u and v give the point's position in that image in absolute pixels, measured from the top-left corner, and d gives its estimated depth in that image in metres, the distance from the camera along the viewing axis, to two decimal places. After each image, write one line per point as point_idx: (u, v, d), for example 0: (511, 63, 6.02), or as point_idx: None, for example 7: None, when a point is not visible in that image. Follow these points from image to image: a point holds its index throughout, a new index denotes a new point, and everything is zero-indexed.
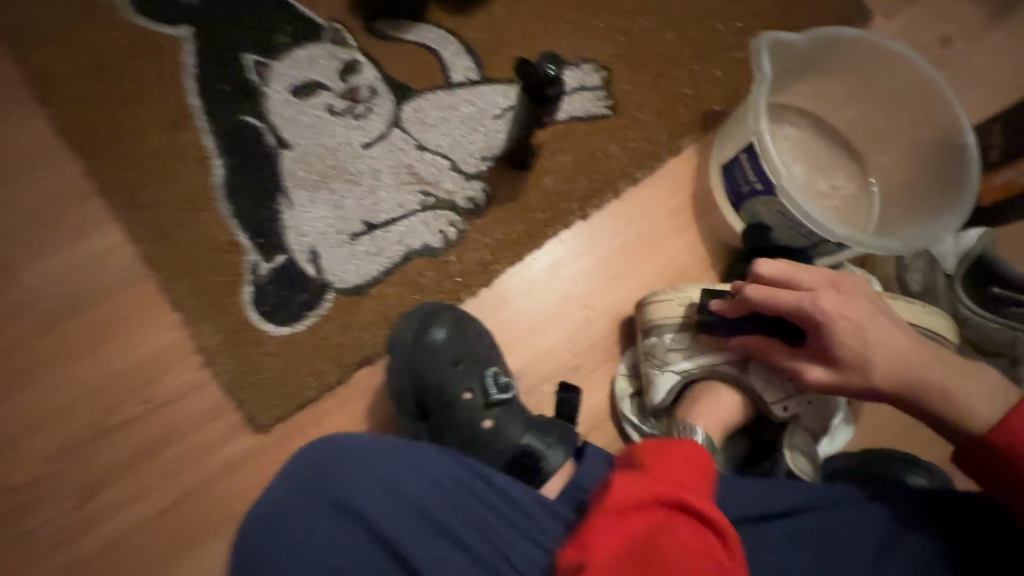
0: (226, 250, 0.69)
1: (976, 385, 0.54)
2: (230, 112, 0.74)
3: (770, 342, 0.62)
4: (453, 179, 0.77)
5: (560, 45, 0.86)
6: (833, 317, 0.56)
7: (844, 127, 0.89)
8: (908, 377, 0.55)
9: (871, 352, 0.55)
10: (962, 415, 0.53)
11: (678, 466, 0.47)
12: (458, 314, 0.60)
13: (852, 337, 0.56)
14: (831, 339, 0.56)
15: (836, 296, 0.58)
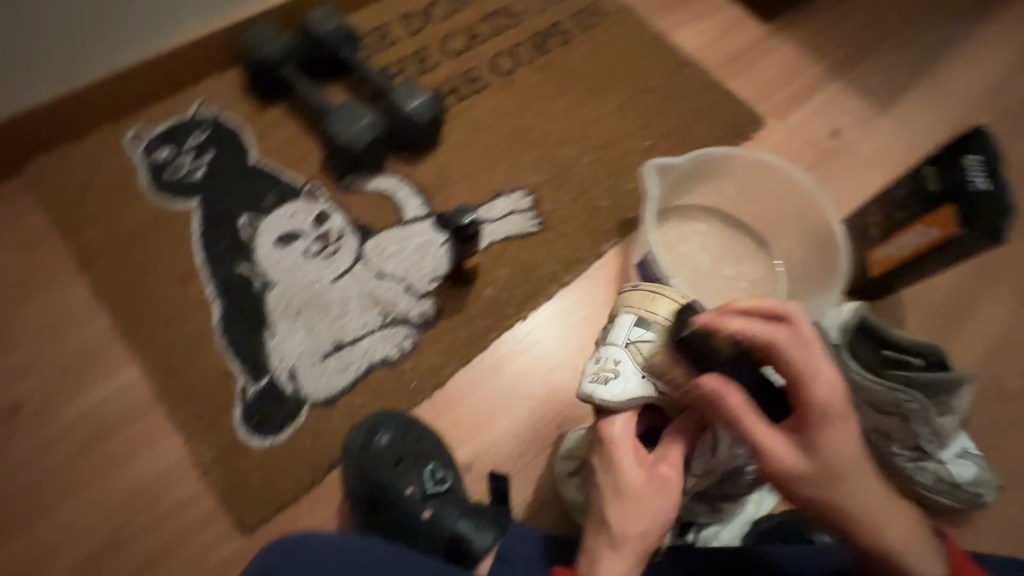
0: (221, 377, 0.85)
1: (919, 529, 0.55)
2: (226, 263, 0.92)
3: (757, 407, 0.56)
4: (407, 298, 0.92)
5: (495, 177, 1.04)
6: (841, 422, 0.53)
7: (746, 219, 1.04)
8: (875, 505, 0.54)
9: (852, 469, 0.53)
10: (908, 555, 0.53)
11: None
12: (399, 421, 0.72)
13: (849, 451, 0.53)
14: (830, 437, 0.53)
15: (850, 400, 0.55)
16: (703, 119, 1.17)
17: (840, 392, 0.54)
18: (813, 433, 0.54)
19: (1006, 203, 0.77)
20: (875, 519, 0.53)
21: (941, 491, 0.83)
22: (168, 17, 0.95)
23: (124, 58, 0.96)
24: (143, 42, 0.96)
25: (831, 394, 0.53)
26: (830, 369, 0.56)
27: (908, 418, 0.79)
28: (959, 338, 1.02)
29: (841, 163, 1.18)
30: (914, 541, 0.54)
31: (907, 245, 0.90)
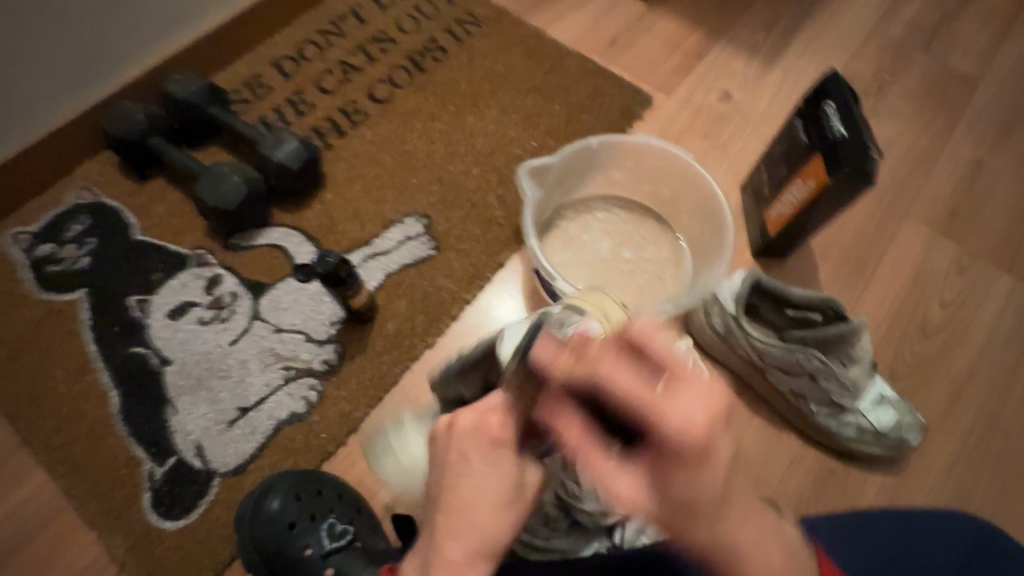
0: (127, 465, 0.83)
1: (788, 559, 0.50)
2: (122, 347, 0.91)
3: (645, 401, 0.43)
4: (309, 348, 0.91)
5: (384, 209, 1.03)
6: (702, 464, 0.43)
7: (642, 201, 1.03)
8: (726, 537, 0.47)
9: (713, 492, 0.44)
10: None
11: None
12: (291, 484, 0.72)
13: (708, 489, 0.44)
14: (681, 477, 0.43)
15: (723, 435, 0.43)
16: (588, 108, 1.16)
17: (702, 427, 0.42)
18: (663, 470, 0.44)
19: (866, 147, 0.75)
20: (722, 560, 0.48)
21: (867, 441, 0.81)
22: (64, 83, 0.96)
23: (34, 129, 0.97)
24: (48, 110, 0.97)
25: (689, 433, 0.42)
26: (695, 397, 0.42)
27: (816, 376, 0.78)
28: (874, 279, 1.01)
29: (735, 124, 1.16)
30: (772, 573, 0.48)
31: (791, 200, 0.88)
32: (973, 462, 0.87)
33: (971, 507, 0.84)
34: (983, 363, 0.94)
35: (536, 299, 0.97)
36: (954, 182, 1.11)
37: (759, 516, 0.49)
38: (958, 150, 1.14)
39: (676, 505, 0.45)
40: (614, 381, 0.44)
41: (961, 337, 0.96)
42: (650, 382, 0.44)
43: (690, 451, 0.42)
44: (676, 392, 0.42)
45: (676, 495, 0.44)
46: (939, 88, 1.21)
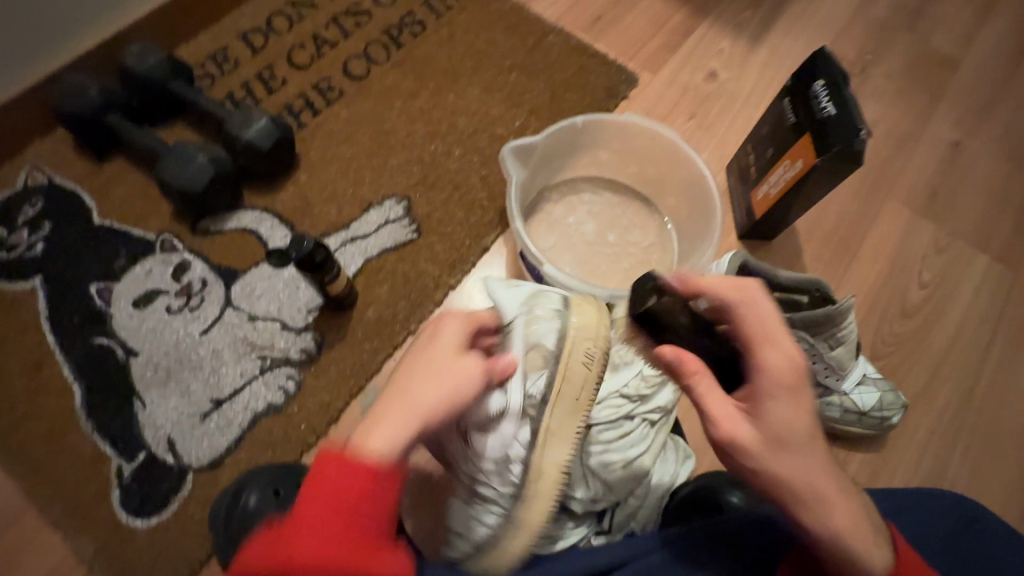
0: (93, 463, 0.79)
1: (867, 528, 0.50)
2: (83, 338, 0.86)
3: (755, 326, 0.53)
4: (285, 336, 0.87)
5: (363, 190, 0.99)
6: (790, 392, 0.51)
7: (628, 182, 1.01)
8: (822, 488, 0.49)
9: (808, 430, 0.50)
10: (854, 549, 0.49)
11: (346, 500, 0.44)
12: (268, 479, 0.69)
13: (801, 421, 0.50)
14: (785, 404, 0.50)
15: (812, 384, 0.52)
16: (573, 87, 1.12)
17: (802, 367, 0.52)
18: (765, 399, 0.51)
19: (856, 127, 0.74)
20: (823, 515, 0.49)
21: (851, 421, 0.82)
22: (8, 58, 0.89)
23: None
24: None
25: (781, 368, 0.51)
26: (796, 346, 0.53)
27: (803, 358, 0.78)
28: (857, 262, 1.01)
29: (721, 104, 1.15)
30: (864, 540, 0.49)
31: (779, 180, 0.88)
32: (951, 440, 0.89)
33: (949, 483, 0.86)
34: (961, 342, 0.96)
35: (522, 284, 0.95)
36: (934, 164, 1.12)
37: (845, 488, 0.51)
38: (937, 131, 1.15)
39: (786, 435, 0.50)
40: (744, 315, 0.54)
41: (940, 318, 0.97)
42: (760, 322, 0.54)
43: (787, 384, 0.51)
44: (781, 334, 0.53)
45: (781, 434, 0.50)
46: (920, 69, 1.22)
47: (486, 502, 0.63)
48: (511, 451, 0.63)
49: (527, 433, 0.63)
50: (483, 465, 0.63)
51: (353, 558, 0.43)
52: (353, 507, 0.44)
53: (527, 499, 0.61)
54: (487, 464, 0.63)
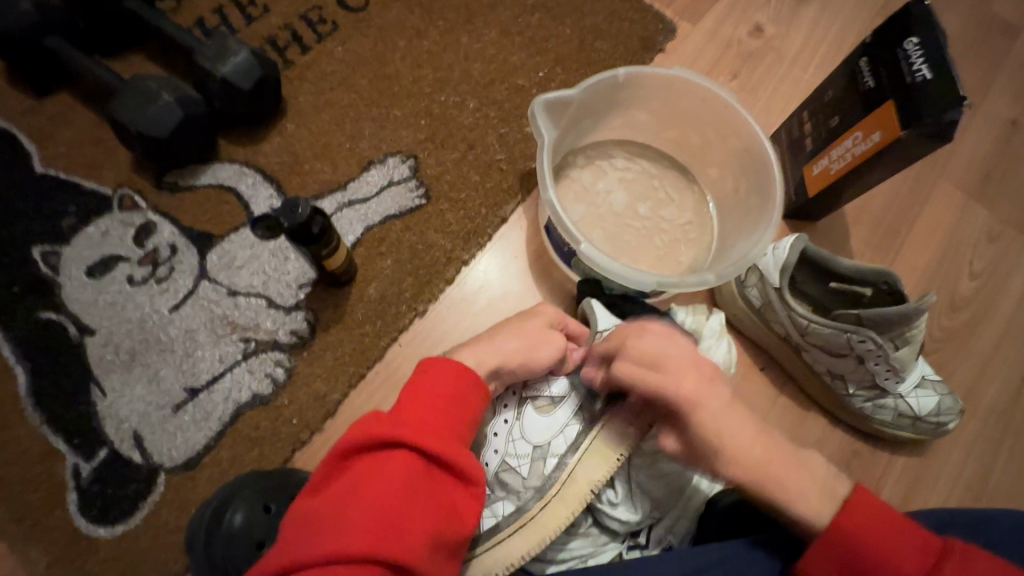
0: (43, 460, 0.67)
1: (823, 492, 0.49)
2: (26, 312, 0.72)
3: (633, 370, 0.54)
4: (272, 316, 0.75)
5: (362, 146, 0.85)
6: (691, 404, 0.51)
7: (666, 149, 0.89)
8: (753, 473, 0.49)
9: (716, 442, 0.50)
10: (801, 518, 0.48)
11: (424, 411, 0.50)
12: (260, 489, 0.60)
13: (708, 425, 0.50)
14: (688, 421, 0.51)
15: (708, 387, 0.52)
16: (604, 34, 0.97)
17: (688, 385, 0.52)
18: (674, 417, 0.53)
19: (958, 92, 0.62)
20: (778, 508, 0.49)
21: (902, 425, 0.75)
22: None
23: None
24: None
25: (673, 390, 0.52)
26: (681, 368, 0.53)
27: (863, 358, 0.70)
28: (905, 249, 0.93)
29: (768, 62, 1.01)
30: (811, 505, 0.48)
31: (845, 154, 0.77)
32: (995, 444, 0.83)
33: (993, 489, 0.81)
34: (1011, 338, 0.89)
35: (544, 261, 0.83)
36: (990, 143, 1.02)
37: (803, 467, 0.50)
38: (994, 106, 1.05)
39: (705, 454, 0.51)
40: (622, 365, 0.56)
41: (990, 313, 0.90)
42: (635, 363, 0.55)
43: (687, 399, 0.51)
44: (657, 360, 0.54)
45: (701, 449, 0.51)
46: (980, 36, 1.10)
47: (508, 490, 0.61)
48: (553, 442, 0.63)
49: (574, 431, 0.63)
50: (521, 447, 0.63)
51: (453, 440, 0.50)
52: (452, 400, 0.52)
53: (548, 499, 0.58)
54: (526, 447, 0.63)
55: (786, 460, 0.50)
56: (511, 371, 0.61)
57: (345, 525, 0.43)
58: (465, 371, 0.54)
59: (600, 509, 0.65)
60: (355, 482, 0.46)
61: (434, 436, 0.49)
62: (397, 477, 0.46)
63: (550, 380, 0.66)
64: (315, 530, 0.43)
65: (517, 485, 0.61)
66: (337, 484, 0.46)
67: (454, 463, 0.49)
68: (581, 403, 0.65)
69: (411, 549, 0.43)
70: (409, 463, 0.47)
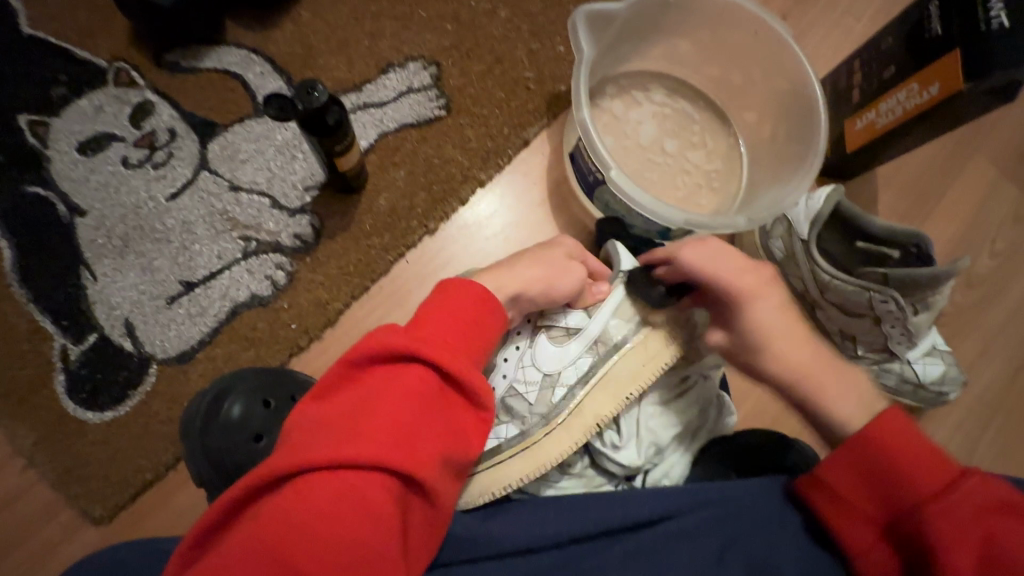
0: (30, 340, 0.64)
1: (867, 399, 0.50)
2: (11, 184, 0.67)
3: (693, 264, 0.55)
4: (276, 216, 0.71)
5: (381, 45, 0.78)
6: (749, 295, 0.54)
7: (704, 86, 0.83)
8: (805, 367, 0.52)
9: (767, 334, 0.53)
10: (835, 413, 0.50)
11: (444, 328, 0.48)
12: (258, 385, 0.59)
13: (764, 320, 0.53)
14: (744, 308, 0.54)
15: (766, 287, 0.55)
16: None
17: (750, 282, 0.54)
18: (725, 306, 0.55)
19: None
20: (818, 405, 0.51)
21: (904, 391, 0.75)
22: None
23: None
24: None
25: (735, 283, 0.54)
26: (747, 268, 0.55)
27: (881, 320, 0.68)
28: (932, 220, 0.90)
29: (823, 4, 0.93)
30: (849, 402, 0.50)
31: (894, 108, 0.73)
32: (988, 418, 0.84)
33: (978, 461, 0.82)
34: None
35: (564, 191, 0.79)
36: None
37: (849, 374, 0.52)
38: None
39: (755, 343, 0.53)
40: (685, 257, 0.56)
41: (1008, 294, 0.88)
42: (702, 262, 0.55)
43: (744, 288, 0.54)
44: (716, 258, 0.55)
45: (756, 338, 0.53)
46: None
47: (513, 415, 0.62)
48: (563, 373, 0.63)
49: (586, 364, 0.63)
50: (530, 374, 0.63)
51: (468, 363, 0.48)
52: (470, 322, 0.50)
53: (554, 426, 0.60)
54: (536, 374, 0.63)
55: (830, 366, 0.52)
56: (526, 293, 0.58)
57: (351, 434, 0.41)
58: (486, 296, 0.52)
59: (599, 453, 0.66)
60: (366, 394, 0.44)
61: (449, 356, 0.47)
62: (406, 395, 0.44)
63: (566, 311, 0.65)
64: (322, 435, 0.41)
65: (522, 411, 0.62)
66: (346, 392, 0.45)
67: (466, 386, 0.47)
68: (597, 337, 0.63)
69: (419, 466, 0.43)
70: (420, 380, 0.45)
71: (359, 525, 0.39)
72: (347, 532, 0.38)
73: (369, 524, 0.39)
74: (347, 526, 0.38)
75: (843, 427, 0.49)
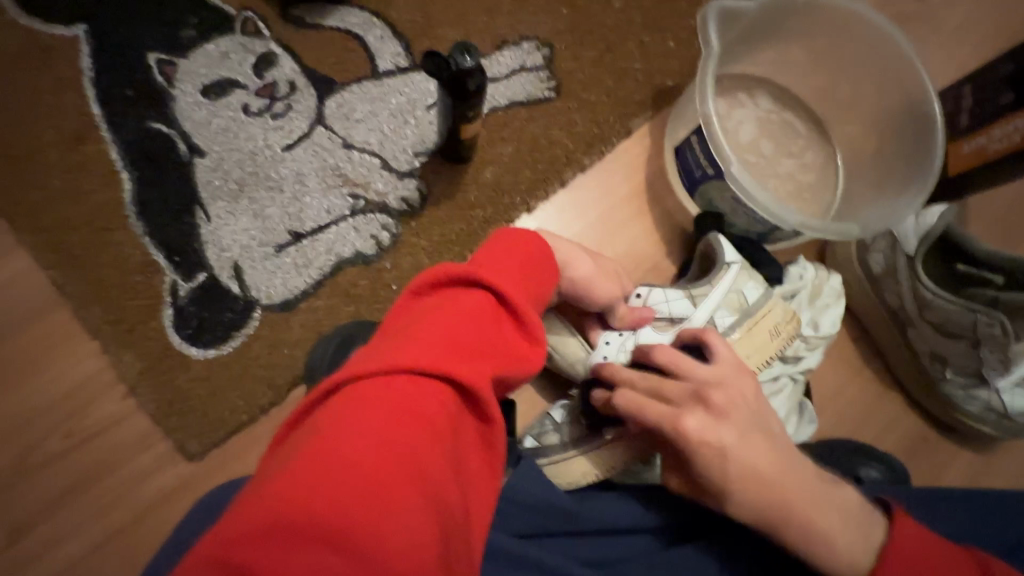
0: (143, 271, 0.66)
1: (870, 534, 0.46)
2: (136, 119, 0.69)
3: (639, 397, 0.51)
4: (385, 177, 0.72)
5: (497, 22, 0.78)
6: (693, 442, 0.48)
7: (811, 96, 0.83)
8: (778, 518, 0.46)
9: (732, 480, 0.47)
10: (838, 561, 0.46)
11: (497, 257, 0.47)
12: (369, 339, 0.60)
13: (735, 469, 0.47)
14: (703, 464, 0.48)
15: (722, 419, 0.49)
16: None
17: (712, 431, 0.48)
18: (678, 455, 0.50)
19: None
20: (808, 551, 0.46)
21: (985, 420, 0.73)
22: None
23: None
24: None
25: (703, 431, 0.48)
26: (703, 408, 0.49)
27: (979, 343, 0.67)
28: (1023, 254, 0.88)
29: None
30: (848, 541, 0.46)
31: (1010, 134, 0.70)
32: None
33: None
34: None
35: (661, 184, 0.79)
36: None
37: (840, 507, 0.47)
38: None
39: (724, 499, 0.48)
40: (624, 395, 0.52)
41: None
42: (649, 413, 0.50)
43: (692, 437, 0.48)
44: (682, 409, 0.49)
45: (724, 495, 0.47)
46: None
47: None
48: None
49: None
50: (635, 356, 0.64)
51: (519, 295, 0.45)
52: (519, 257, 0.48)
53: None
54: None
55: (809, 487, 0.47)
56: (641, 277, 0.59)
57: (402, 344, 0.36)
58: (529, 238, 0.51)
59: None
60: (417, 312, 0.40)
61: (498, 279, 0.44)
62: (454, 313, 0.40)
63: (671, 297, 0.65)
64: (367, 354, 0.37)
65: None
66: (398, 316, 0.41)
67: (519, 310, 0.43)
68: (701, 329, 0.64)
69: (475, 379, 0.37)
70: (466, 299, 0.41)
71: (404, 429, 0.32)
72: (399, 439, 0.32)
73: (422, 431, 0.33)
74: (400, 430, 0.32)
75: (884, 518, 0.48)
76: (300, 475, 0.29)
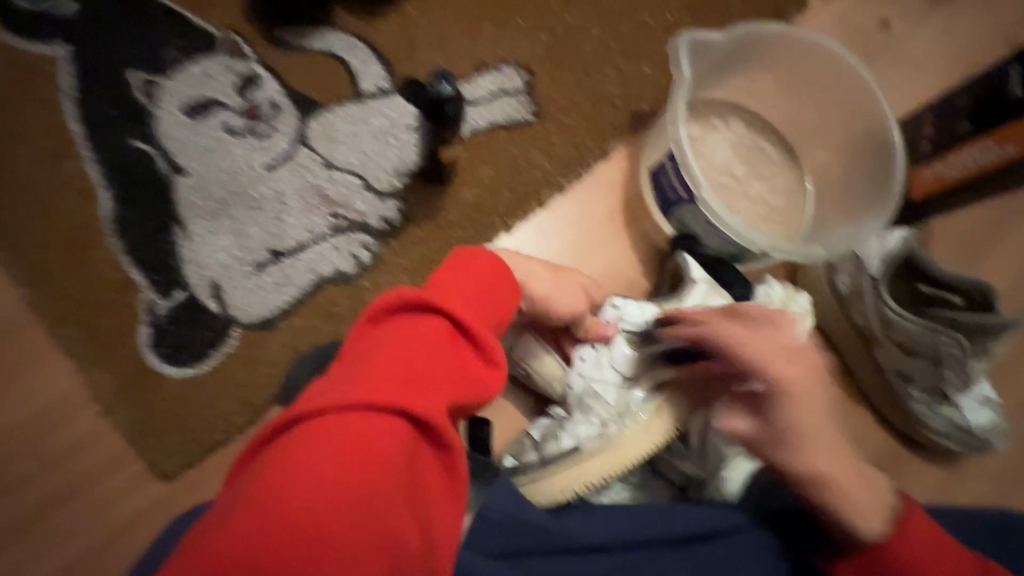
0: (120, 289, 0.66)
1: (885, 501, 0.53)
2: (117, 137, 0.69)
3: (746, 335, 0.52)
4: (366, 197, 0.73)
5: (478, 47, 0.80)
6: (797, 391, 0.50)
7: (781, 122, 0.86)
8: (825, 469, 0.51)
9: (807, 429, 0.50)
10: (859, 522, 0.52)
11: (466, 283, 0.48)
12: None
13: (802, 419, 0.50)
14: (794, 410, 0.50)
15: (814, 378, 0.51)
16: None
17: (802, 375, 0.51)
18: (759, 398, 0.52)
19: None
20: (830, 500, 0.52)
21: (949, 435, 0.76)
22: None
23: None
24: None
25: (795, 374, 0.50)
26: (800, 358, 0.51)
27: (941, 363, 0.70)
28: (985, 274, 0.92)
29: None
30: (869, 507, 0.52)
31: (962, 162, 0.74)
32: None
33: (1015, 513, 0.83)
34: None
35: (638, 205, 0.81)
36: None
37: (871, 476, 0.53)
38: None
39: (784, 440, 0.51)
40: (719, 333, 0.54)
41: None
42: (747, 351, 0.51)
43: (774, 380, 0.50)
44: (781, 348, 0.51)
45: (789, 437, 0.51)
46: None
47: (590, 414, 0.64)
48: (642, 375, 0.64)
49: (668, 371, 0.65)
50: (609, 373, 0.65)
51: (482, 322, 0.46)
52: (492, 281, 0.49)
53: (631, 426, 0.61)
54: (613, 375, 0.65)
55: (849, 457, 0.52)
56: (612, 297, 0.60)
57: (366, 374, 0.37)
58: (499, 265, 0.51)
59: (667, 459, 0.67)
60: (379, 339, 0.41)
61: (463, 307, 0.45)
62: (416, 342, 0.40)
63: (643, 313, 0.67)
64: (327, 386, 0.38)
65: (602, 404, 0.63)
66: (359, 342, 0.42)
67: (482, 337, 0.44)
68: None
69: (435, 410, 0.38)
70: (430, 326, 0.42)
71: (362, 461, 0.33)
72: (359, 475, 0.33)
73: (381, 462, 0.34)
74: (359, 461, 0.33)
75: (864, 532, 0.52)
76: (262, 509, 0.30)
